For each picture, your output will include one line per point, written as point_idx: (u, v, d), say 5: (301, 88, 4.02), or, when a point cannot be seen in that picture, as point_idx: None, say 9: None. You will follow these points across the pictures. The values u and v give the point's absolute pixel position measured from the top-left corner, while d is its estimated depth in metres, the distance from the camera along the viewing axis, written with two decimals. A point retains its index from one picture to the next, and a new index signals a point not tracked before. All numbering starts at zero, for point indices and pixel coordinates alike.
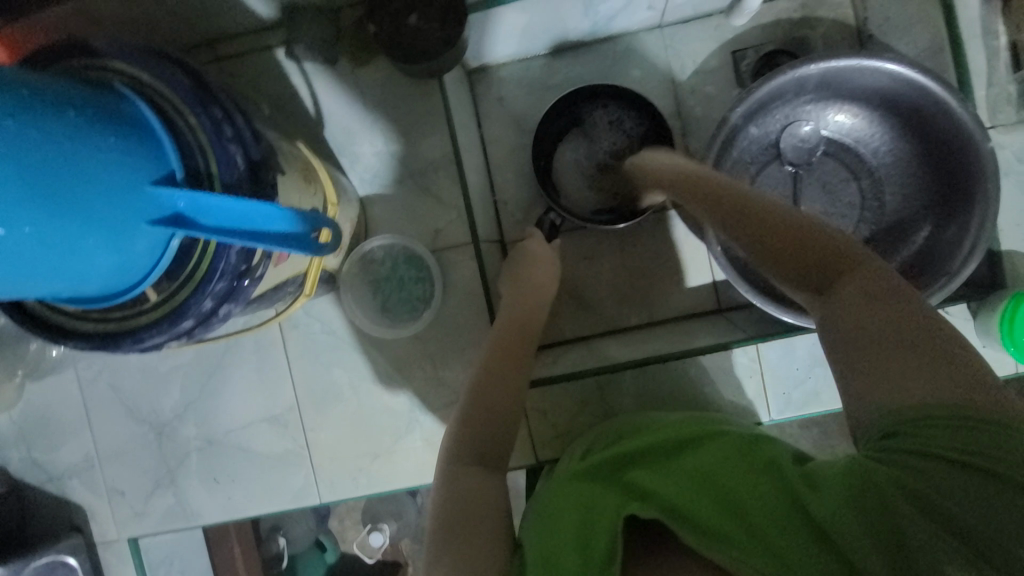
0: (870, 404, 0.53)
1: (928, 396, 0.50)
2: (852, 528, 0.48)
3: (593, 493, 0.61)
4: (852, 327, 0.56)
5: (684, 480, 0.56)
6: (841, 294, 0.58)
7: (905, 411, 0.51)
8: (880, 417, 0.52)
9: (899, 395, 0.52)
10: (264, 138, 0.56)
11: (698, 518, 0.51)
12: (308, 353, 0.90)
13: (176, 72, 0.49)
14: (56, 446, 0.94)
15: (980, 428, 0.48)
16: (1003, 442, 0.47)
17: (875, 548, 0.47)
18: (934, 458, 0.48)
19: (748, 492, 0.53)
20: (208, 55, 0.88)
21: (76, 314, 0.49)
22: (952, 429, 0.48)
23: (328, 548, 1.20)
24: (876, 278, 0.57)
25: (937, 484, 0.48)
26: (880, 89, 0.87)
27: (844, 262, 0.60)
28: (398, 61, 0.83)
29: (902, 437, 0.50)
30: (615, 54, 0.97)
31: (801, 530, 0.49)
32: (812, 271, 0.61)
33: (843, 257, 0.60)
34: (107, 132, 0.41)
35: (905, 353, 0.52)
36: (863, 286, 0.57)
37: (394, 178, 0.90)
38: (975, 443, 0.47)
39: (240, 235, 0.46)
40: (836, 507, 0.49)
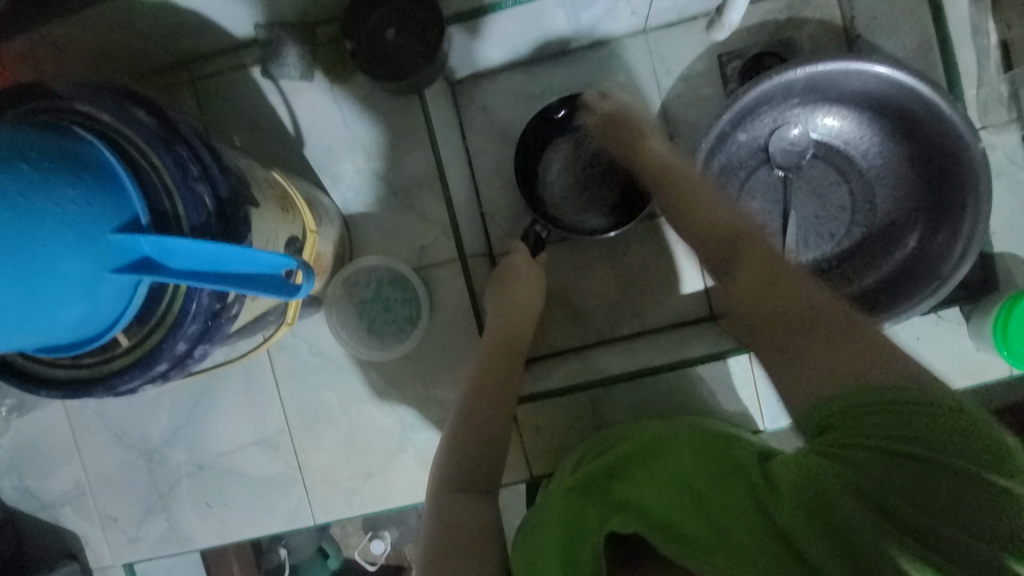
0: (811, 403, 0.52)
1: (826, 382, 0.52)
2: (809, 531, 0.43)
3: (578, 510, 0.57)
4: (749, 308, 0.65)
5: (658, 484, 0.54)
6: (740, 280, 0.68)
7: (833, 401, 0.50)
8: (813, 411, 0.52)
9: (820, 378, 0.53)
10: (235, 171, 0.55)
11: (683, 528, 0.47)
12: (297, 375, 0.90)
13: (139, 113, 0.48)
14: (47, 475, 0.93)
15: (919, 414, 0.46)
16: (946, 427, 0.45)
17: (826, 542, 0.42)
18: (879, 449, 0.45)
19: (718, 493, 0.50)
20: (182, 76, 0.88)
21: (48, 360, 0.48)
22: (892, 415, 0.47)
23: (331, 555, 1.09)
24: (766, 264, 0.66)
25: (891, 480, 0.44)
26: (869, 91, 0.86)
27: (738, 252, 0.69)
28: (381, 78, 0.82)
29: (842, 429, 0.48)
30: (600, 60, 0.95)
31: (753, 526, 0.45)
32: (735, 270, 0.69)
33: (738, 248, 0.69)
34: (66, 182, 0.40)
35: (811, 325, 0.57)
36: (753, 270, 0.66)
37: (378, 196, 0.89)
38: (917, 429, 0.45)
39: (209, 278, 0.44)
40: (794, 509, 0.45)
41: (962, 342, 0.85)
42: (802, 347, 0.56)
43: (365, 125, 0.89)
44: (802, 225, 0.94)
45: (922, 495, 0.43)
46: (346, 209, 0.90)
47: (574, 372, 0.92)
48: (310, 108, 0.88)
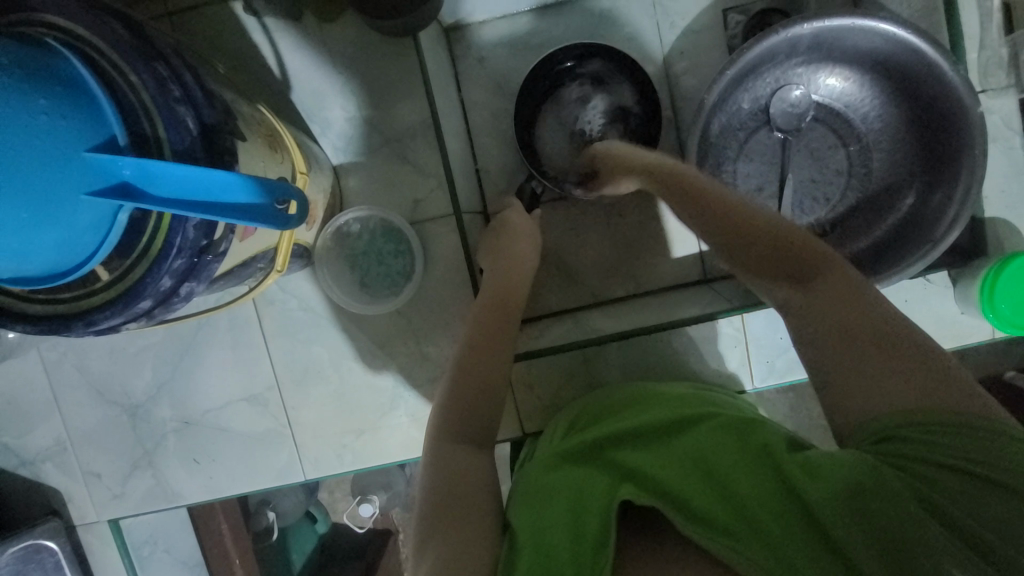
0: (852, 416, 0.53)
1: (881, 407, 0.51)
2: (849, 525, 0.47)
3: (586, 475, 0.58)
4: (830, 325, 0.56)
5: (682, 465, 0.55)
6: (820, 289, 0.59)
7: (908, 416, 0.50)
8: (872, 423, 0.52)
9: (884, 400, 0.51)
10: (220, 99, 0.51)
11: (711, 517, 0.50)
12: (285, 331, 0.87)
13: (114, 25, 0.44)
14: (25, 431, 0.90)
15: (970, 436, 0.48)
16: (992, 449, 0.47)
17: (870, 544, 0.46)
18: (944, 468, 0.47)
19: (749, 482, 0.52)
20: (159, 9, 0.82)
21: (22, 294, 0.46)
22: (954, 437, 0.48)
23: (319, 518, 1.12)
24: (844, 281, 0.59)
25: (939, 488, 0.47)
26: (873, 51, 0.84)
27: (814, 262, 0.61)
28: (371, 18, 0.77)
29: (901, 445, 0.49)
30: (601, 11, 0.91)
31: (798, 522, 0.48)
32: (811, 283, 0.60)
33: (813, 257, 0.61)
34: (31, 91, 0.37)
35: (904, 364, 0.52)
36: (837, 288, 0.58)
37: (369, 145, 0.86)
38: (968, 446, 0.47)
39: (195, 208, 0.42)
40: (834, 504, 0.48)
41: (948, 305, 0.87)
42: (866, 365, 0.53)
43: (356, 69, 0.84)
44: (797, 188, 0.94)
45: (965, 502, 0.46)
46: (335, 158, 0.86)
47: (567, 331, 0.91)
48: (297, 49, 0.83)
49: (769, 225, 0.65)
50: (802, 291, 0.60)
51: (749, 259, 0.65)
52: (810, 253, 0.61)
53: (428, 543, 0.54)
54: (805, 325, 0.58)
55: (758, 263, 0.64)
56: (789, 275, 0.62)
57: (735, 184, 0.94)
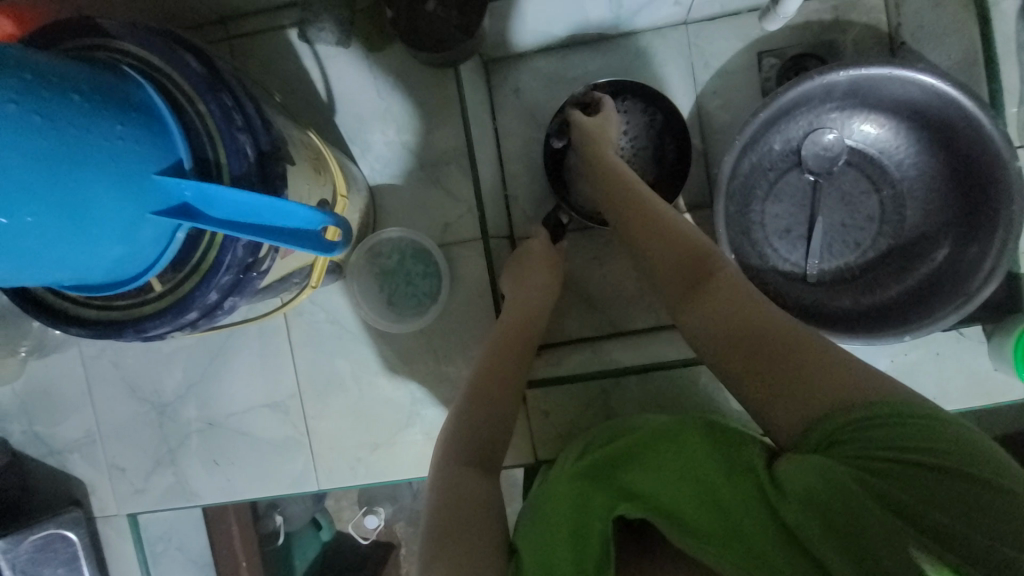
0: (793, 424, 0.51)
1: (793, 417, 0.51)
2: (826, 537, 0.45)
3: (590, 494, 0.58)
4: (723, 339, 0.58)
5: (670, 476, 0.56)
6: (707, 299, 0.62)
7: (851, 413, 0.48)
8: (813, 428, 0.50)
9: (819, 408, 0.50)
10: (275, 126, 0.55)
11: (695, 525, 0.50)
12: (311, 342, 0.90)
13: (187, 57, 0.48)
14: (58, 421, 0.94)
15: (921, 427, 0.46)
16: (944, 438, 0.45)
17: (843, 550, 0.44)
18: (900, 462, 0.45)
19: (734, 496, 0.51)
20: (220, 33, 0.88)
21: (79, 299, 0.49)
22: (903, 430, 0.46)
23: (323, 526, 1.14)
24: (732, 288, 0.61)
25: (913, 491, 0.44)
26: (910, 101, 0.84)
27: (705, 274, 0.64)
28: (415, 48, 0.81)
29: (849, 444, 0.47)
30: (638, 49, 0.94)
31: (772, 529, 0.47)
32: (698, 297, 0.63)
33: (706, 269, 0.64)
34: (113, 118, 0.40)
35: (796, 360, 0.53)
36: (726, 296, 0.61)
37: (404, 168, 0.89)
38: (923, 439, 0.45)
39: (245, 229, 0.45)
40: (805, 509, 0.46)
41: (980, 362, 0.84)
42: (771, 371, 0.53)
43: (398, 96, 0.88)
44: (827, 231, 0.93)
45: (930, 499, 0.44)
46: (372, 179, 0.89)
47: (587, 360, 0.92)
48: (345, 75, 0.87)
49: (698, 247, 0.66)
50: (693, 304, 0.63)
51: (662, 272, 0.68)
52: (702, 264, 0.65)
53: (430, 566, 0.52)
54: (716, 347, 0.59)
55: (662, 278, 0.68)
56: (684, 282, 0.65)
57: (764, 223, 0.94)
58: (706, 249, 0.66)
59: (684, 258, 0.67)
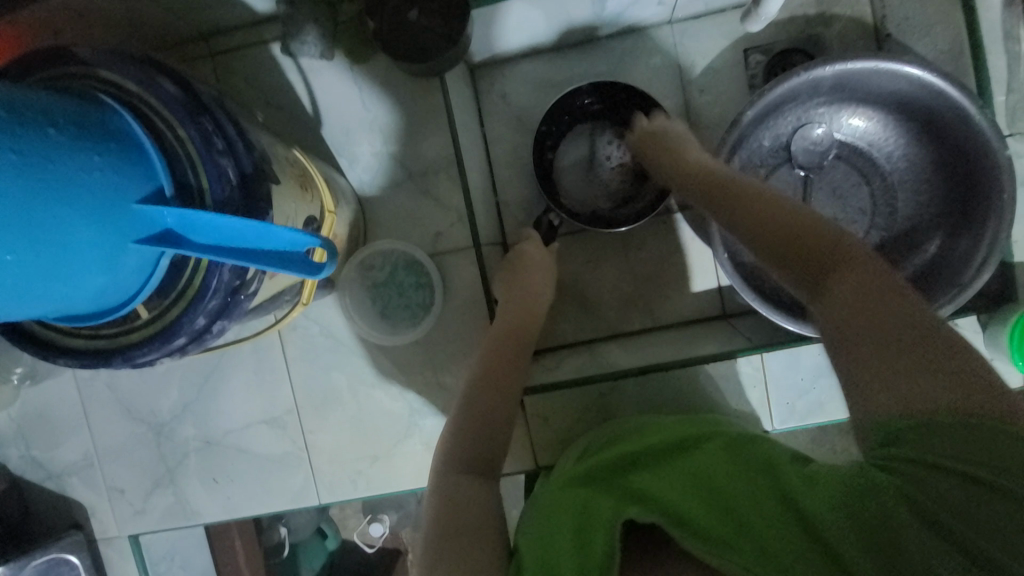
0: (874, 414, 0.50)
1: (886, 403, 0.49)
2: (846, 535, 0.46)
3: (597, 497, 0.58)
4: (845, 331, 0.53)
5: (687, 480, 0.56)
6: (833, 293, 0.55)
7: (908, 417, 0.48)
8: (879, 423, 0.49)
9: (912, 396, 0.48)
10: (258, 146, 0.54)
11: (707, 526, 0.50)
12: (307, 356, 0.90)
13: (164, 82, 0.47)
14: (56, 445, 0.94)
15: (973, 439, 0.45)
16: (993, 449, 0.45)
17: (867, 551, 0.45)
18: (939, 470, 0.45)
19: (746, 501, 0.52)
20: (202, 49, 0.87)
21: (67, 329, 0.48)
22: (953, 438, 0.46)
23: (329, 535, 1.14)
24: (870, 275, 0.54)
25: (945, 498, 0.45)
26: (898, 93, 0.84)
27: (840, 256, 0.56)
28: (400, 59, 0.80)
29: (903, 446, 0.47)
30: (623, 50, 0.93)
31: (794, 530, 0.48)
32: (828, 283, 0.56)
33: (839, 250, 0.57)
34: (90, 150, 0.39)
35: (911, 353, 0.49)
36: (858, 282, 0.54)
37: (394, 178, 0.89)
38: (975, 450, 0.45)
39: (229, 254, 0.44)
40: (832, 510, 0.47)
41: (976, 352, 0.84)
42: (869, 356, 0.51)
43: (383, 106, 0.87)
44: None
45: (960, 508, 0.44)
46: (361, 190, 0.89)
47: (584, 364, 0.91)
48: (329, 87, 0.87)
49: (802, 218, 0.61)
50: (819, 293, 0.57)
51: (771, 248, 0.61)
52: (810, 233, 0.59)
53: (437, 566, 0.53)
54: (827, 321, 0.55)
55: (770, 253, 0.61)
56: (781, 256, 0.60)
57: None
58: (814, 218, 0.60)
59: (812, 239, 0.59)
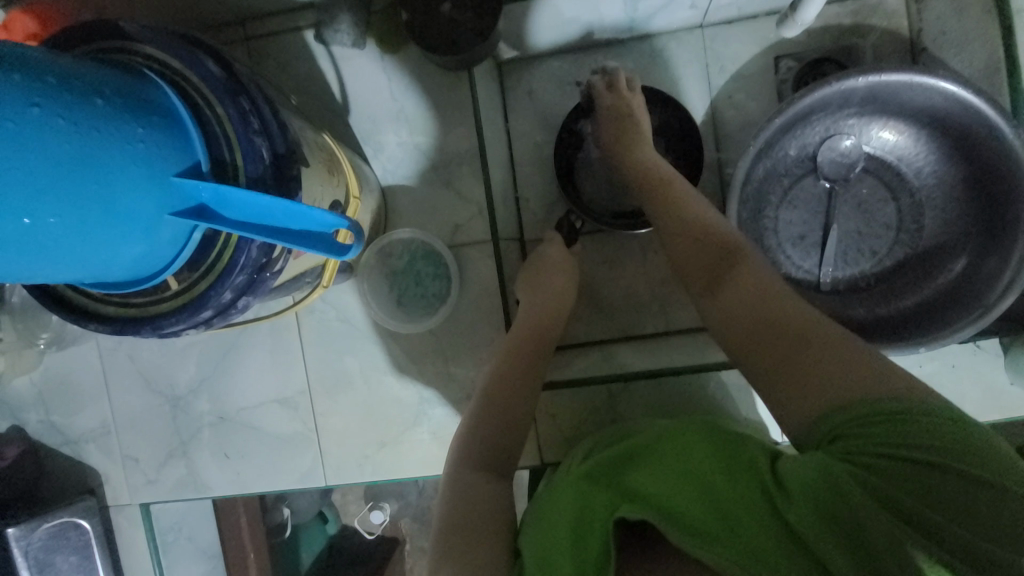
0: (804, 415, 0.52)
1: (805, 407, 0.53)
2: (820, 530, 0.45)
3: (590, 496, 0.58)
4: (731, 323, 0.62)
5: (672, 480, 0.55)
6: (724, 292, 0.65)
7: (850, 407, 0.49)
8: (817, 429, 0.51)
9: (819, 394, 0.52)
10: (290, 128, 0.55)
11: (691, 521, 0.49)
12: (322, 339, 0.91)
13: (207, 61, 0.48)
14: (75, 411, 0.96)
15: (922, 425, 0.46)
16: (946, 434, 0.45)
17: (841, 546, 0.43)
18: (893, 459, 0.45)
19: (735, 500, 0.50)
20: (237, 34, 0.89)
21: (99, 296, 0.50)
22: (906, 428, 0.46)
23: (330, 520, 1.16)
24: (751, 274, 0.64)
25: (903, 484, 0.44)
26: (932, 108, 0.82)
27: (729, 259, 0.67)
28: (431, 51, 0.81)
29: (852, 441, 0.47)
30: (652, 52, 0.93)
31: (772, 527, 0.47)
32: (720, 289, 0.66)
33: (728, 255, 0.67)
34: (134, 122, 0.41)
35: (812, 351, 0.54)
36: (740, 281, 0.64)
37: (417, 169, 0.90)
38: (927, 435, 0.45)
39: (260, 230, 0.45)
40: (807, 509, 0.46)
41: (997, 374, 0.83)
42: (775, 351, 0.57)
43: (411, 96, 0.88)
44: (842, 240, 0.91)
45: (925, 497, 0.44)
46: (384, 179, 0.90)
47: (594, 364, 0.92)
48: (359, 76, 0.88)
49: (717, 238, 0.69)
50: (715, 293, 0.66)
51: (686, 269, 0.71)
52: (728, 257, 0.68)
53: (443, 565, 0.53)
54: (721, 329, 0.64)
55: (685, 269, 0.71)
56: (707, 279, 0.68)
57: (776, 230, 0.93)
58: (731, 240, 0.69)
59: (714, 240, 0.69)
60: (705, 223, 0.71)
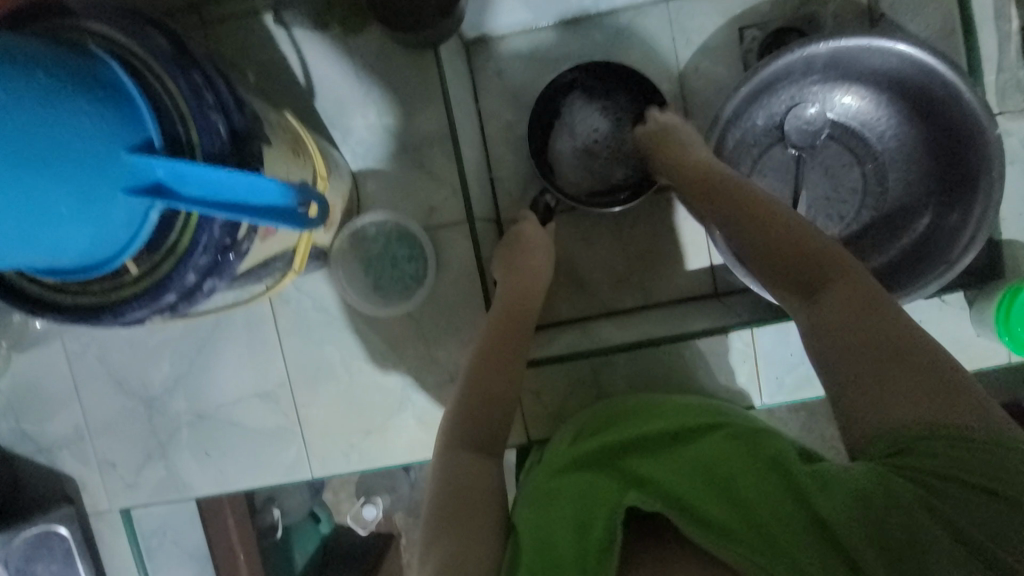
0: (872, 425, 0.51)
1: (892, 416, 0.50)
2: (856, 533, 0.47)
3: (590, 482, 0.59)
4: (835, 335, 0.55)
5: (694, 473, 0.56)
6: (825, 302, 0.58)
7: (924, 429, 0.49)
8: (883, 437, 0.50)
9: (881, 412, 0.51)
10: (249, 106, 0.54)
11: (713, 517, 0.51)
12: (300, 330, 0.89)
13: (155, 36, 0.47)
14: (46, 419, 0.93)
15: (991, 456, 0.47)
16: (1009, 465, 0.46)
17: (871, 545, 0.46)
18: (954, 479, 0.47)
19: (760, 494, 0.52)
20: (192, 19, 0.86)
21: (55, 285, 0.48)
22: (973, 456, 0.47)
23: (322, 519, 1.13)
24: (860, 287, 0.57)
25: (944, 497, 0.47)
26: (891, 71, 0.85)
27: (833, 271, 0.59)
28: (393, 29, 0.80)
29: (910, 457, 0.48)
30: (619, 27, 0.93)
31: (801, 523, 0.49)
32: (822, 294, 0.58)
33: (831, 266, 0.59)
34: (79, 96, 0.39)
35: (890, 369, 0.51)
36: (847, 295, 0.57)
37: (387, 152, 0.88)
38: (981, 460, 0.47)
39: (221, 207, 0.44)
40: (844, 512, 0.48)
41: (963, 327, 0.86)
42: (870, 368, 0.52)
43: (377, 78, 0.87)
44: (811, 205, 0.93)
45: (970, 512, 0.46)
46: (354, 164, 0.88)
47: (576, 339, 0.92)
48: (323, 59, 0.86)
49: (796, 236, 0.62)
50: (812, 301, 0.59)
51: (767, 259, 0.63)
52: (820, 254, 0.61)
53: (436, 545, 0.54)
54: (812, 330, 0.57)
55: (767, 270, 0.63)
56: (795, 283, 0.61)
57: None
58: (813, 236, 0.61)
59: (801, 246, 0.61)
60: (772, 226, 0.64)
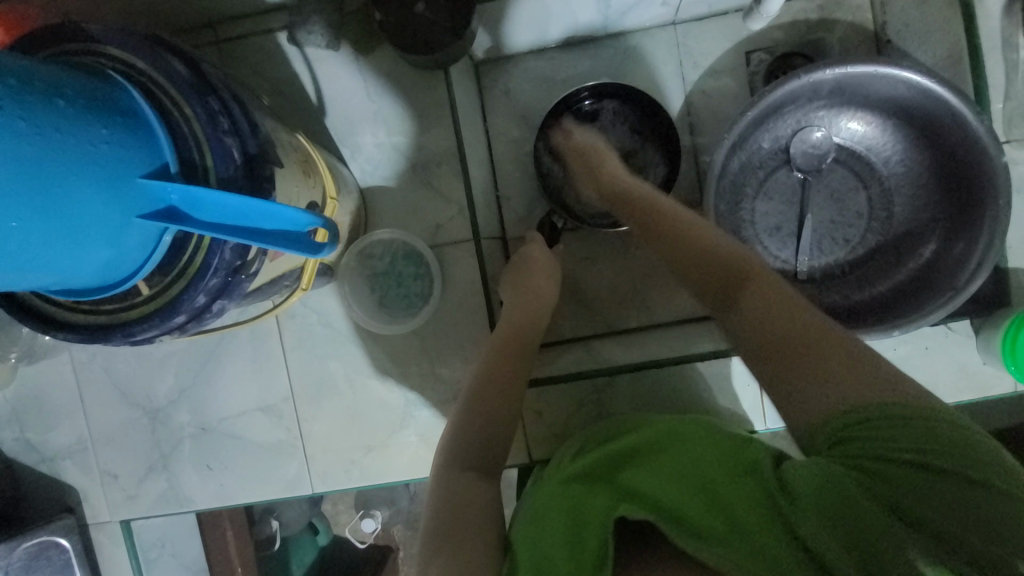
0: (815, 420, 0.52)
1: (823, 403, 0.52)
2: (826, 535, 0.45)
3: (583, 497, 0.58)
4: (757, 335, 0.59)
5: (676, 479, 0.55)
6: (744, 302, 0.61)
7: (855, 410, 0.50)
8: (823, 422, 0.51)
9: (829, 399, 0.51)
10: (262, 129, 0.55)
11: (693, 518, 0.49)
12: (304, 344, 0.90)
13: (174, 62, 0.48)
14: (51, 428, 0.93)
15: (917, 428, 0.47)
16: (943, 439, 0.46)
17: (840, 543, 0.44)
18: (900, 462, 0.46)
19: (737, 496, 0.50)
20: (208, 37, 0.88)
21: (67, 304, 0.49)
22: (903, 431, 0.47)
23: (321, 530, 1.13)
24: (770, 288, 0.61)
25: (901, 486, 0.46)
26: (897, 98, 0.85)
27: (740, 276, 0.64)
28: (404, 51, 0.81)
29: (852, 444, 0.48)
30: (626, 50, 0.94)
31: (770, 524, 0.47)
32: (739, 300, 0.62)
33: (738, 272, 0.64)
34: (99, 123, 0.40)
35: (811, 351, 0.54)
36: (761, 294, 0.61)
37: (396, 170, 0.89)
38: (917, 439, 0.46)
39: (232, 231, 0.45)
40: (809, 511, 0.46)
41: (969, 355, 0.85)
42: (785, 352, 0.55)
43: (388, 97, 0.88)
44: (817, 229, 0.93)
45: (925, 499, 0.45)
46: (362, 181, 0.90)
47: (581, 359, 0.92)
48: (335, 78, 0.87)
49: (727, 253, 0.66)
50: (730, 307, 0.63)
51: (690, 276, 0.68)
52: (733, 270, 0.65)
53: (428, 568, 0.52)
54: (744, 342, 0.60)
55: (698, 278, 0.68)
56: (714, 294, 0.66)
57: (754, 221, 0.94)
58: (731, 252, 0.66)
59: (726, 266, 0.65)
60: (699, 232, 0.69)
